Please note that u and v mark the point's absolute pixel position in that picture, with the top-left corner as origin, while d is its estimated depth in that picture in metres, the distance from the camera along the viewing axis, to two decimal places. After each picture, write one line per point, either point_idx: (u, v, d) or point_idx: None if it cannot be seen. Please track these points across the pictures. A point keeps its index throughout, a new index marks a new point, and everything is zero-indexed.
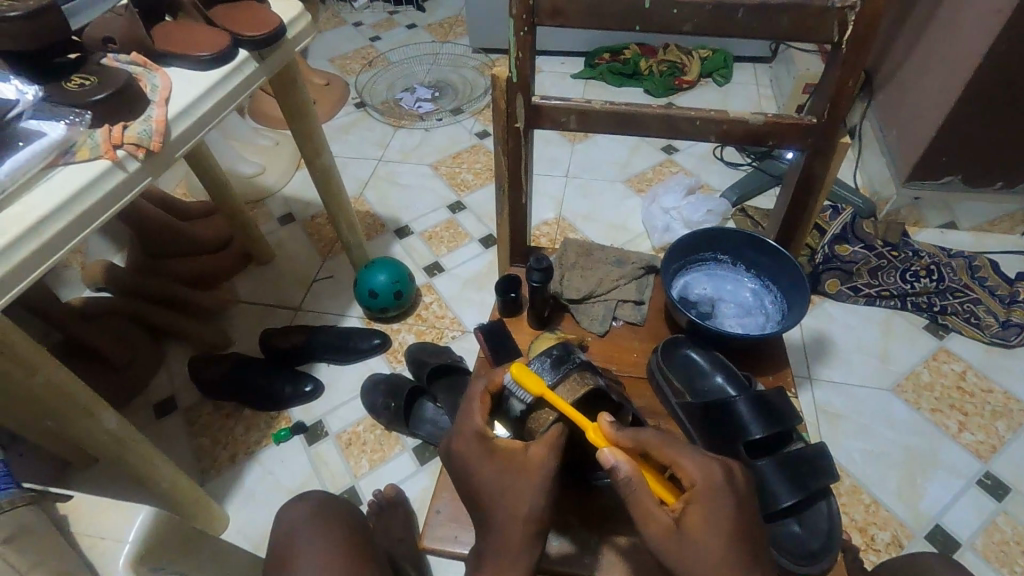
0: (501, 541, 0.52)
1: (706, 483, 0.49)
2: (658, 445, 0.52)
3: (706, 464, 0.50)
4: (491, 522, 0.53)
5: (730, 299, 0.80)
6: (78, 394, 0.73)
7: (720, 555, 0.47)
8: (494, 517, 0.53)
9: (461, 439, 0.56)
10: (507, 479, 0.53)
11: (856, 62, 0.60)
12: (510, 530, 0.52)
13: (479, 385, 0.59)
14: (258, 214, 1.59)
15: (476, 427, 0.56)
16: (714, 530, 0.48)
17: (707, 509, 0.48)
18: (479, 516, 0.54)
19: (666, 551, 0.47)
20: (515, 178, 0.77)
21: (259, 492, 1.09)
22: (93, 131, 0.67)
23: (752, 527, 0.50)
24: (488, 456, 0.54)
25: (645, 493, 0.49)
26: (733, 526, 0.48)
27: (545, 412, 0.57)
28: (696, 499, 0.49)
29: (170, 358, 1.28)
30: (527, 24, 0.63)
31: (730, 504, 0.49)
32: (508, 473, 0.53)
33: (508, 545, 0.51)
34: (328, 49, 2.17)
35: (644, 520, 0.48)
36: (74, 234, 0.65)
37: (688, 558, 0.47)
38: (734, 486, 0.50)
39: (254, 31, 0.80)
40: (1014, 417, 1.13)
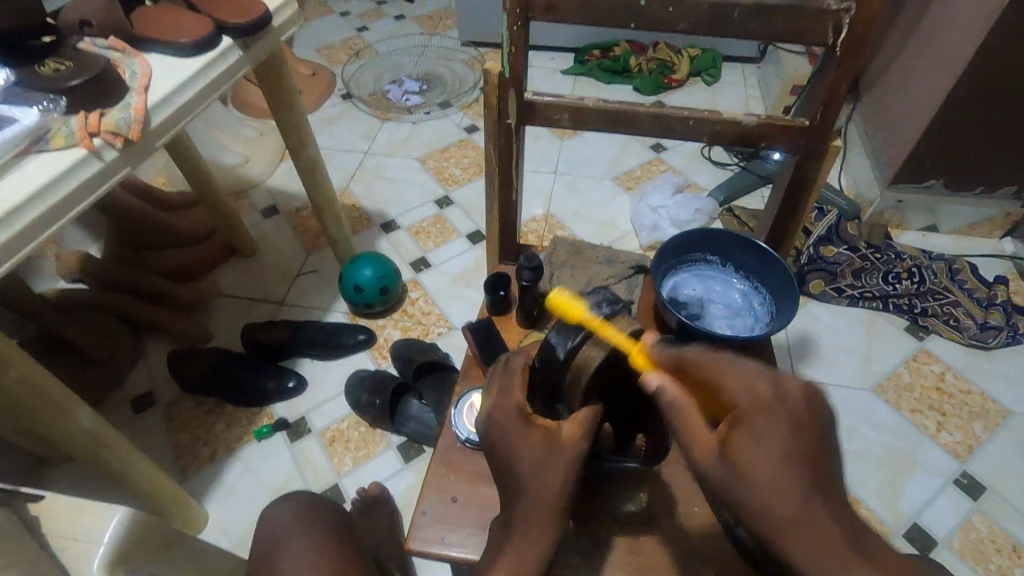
0: (526, 519, 0.49)
1: (752, 400, 0.46)
2: (704, 362, 0.51)
3: (752, 381, 0.47)
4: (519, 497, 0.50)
5: (719, 300, 0.79)
6: (52, 391, 0.71)
7: (777, 474, 0.43)
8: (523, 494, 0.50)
9: (496, 414, 0.53)
10: (540, 457, 0.50)
11: (850, 65, 0.60)
12: (541, 509, 0.49)
13: (522, 358, 0.57)
14: (241, 206, 1.56)
15: (515, 402, 0.53)
16: (767, 452, 0.44)
17: (758, 422, 0.45)
18: (506, 489, 0.51)
19: (719, 475, 0.44)
20: (505, 175, 0.76)
21: (240, 490, 1.07)
22: (68, 118, 0.65)
23: (818, 443, 0.45)
24: (528, 434, 0.51)
25: (693, 410, 0.47)
26: (789, 444, 0.44)
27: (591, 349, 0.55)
28: (745, 418, 0.46)
29: (149, 353, 1.25)
30: (520, 18, 0.62)
31: (784, 422, 0.45)
32: (545, 451, 0.51)
33: (537, 524, 0.49)
34: (314, 39, 2.13)
35: (690, 440, 0.46)
36: (50, 224, 0.63)
37: (742, 478, 0.43)
38: (785, 401, 0.46)
39: (239, 18, 0.77)
40: (990, 418, 1.16)
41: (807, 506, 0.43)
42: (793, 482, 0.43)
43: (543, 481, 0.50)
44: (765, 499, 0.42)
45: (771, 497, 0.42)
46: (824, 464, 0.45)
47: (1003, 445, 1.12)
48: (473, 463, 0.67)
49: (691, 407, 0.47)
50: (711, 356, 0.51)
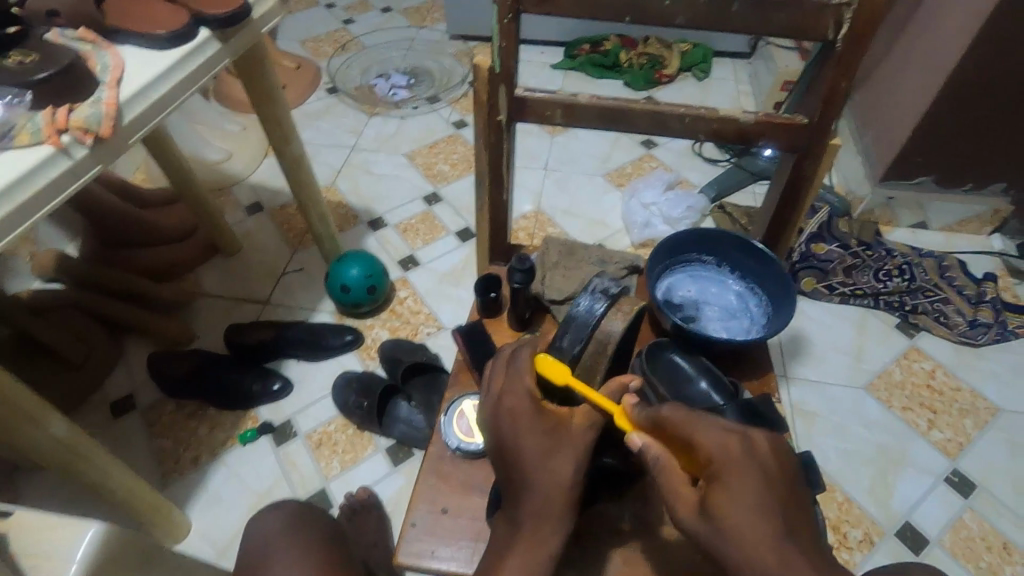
0: (540, 510, 0.48)
1: (724, 456, 0.45)
2: (675, 419, 0.49)
3: (723, 437, 0.46)
4: (531, 486, 0.49)
5: (714, 302, 0.78)
6: (23, 401, 0.67)
7: (759, 534, 0.41)
8: (534, 484, 0.49)
9: (506, 400, 0.52)
10: (551, 444, 0.50)
11: (851, 61, 0.58)
12: (553, 500, 0.49)
13: (528, 354, 0.56)
14: (224, 203, 1.52)
15: (527, 387, 0.53)
16: (745, 509, 0.42)
17: (730, 480, 0.44)
18: (513, 478, 0.50)
19: (701, 533, 0.43)
20: (495, 173, 0.74)
21: (224, 496, 1.05)
22: (35, 114, 0.61)
23: (790, 496, 0.44)
24: (540, 419, 0.51)
25: (674, 470, 0.47)
26: (763, 499, 0.43)
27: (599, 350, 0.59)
28: (718, 479, 0.44)
29: (129, 355, 1.22)
30: (511, 11, 0.59)
31: (757, 479, 0.44)
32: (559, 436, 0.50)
33: (548, 515, 0.48)
34: (299, 31, 2.08)
35: (673, 501, 0.46)
36: (18, 224, 0.60)
37: (721, 540, 0.42)
38: (755, 457, 0.45)
39: (217, 8, 0.74)
40: (980, 415, 1.16)
41: (793, 562, 0.40)
42: (771, 536, 0.41)
43: (557, 469, 0.49)
44: (747, 561, 0.40)
45: (751, 551, 0.40)
46: (799, 520, 0.43)
47: (993, 442, 1.12)
48: (465, 471, 0.65)
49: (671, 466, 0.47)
50: (682, 413, 0.49)
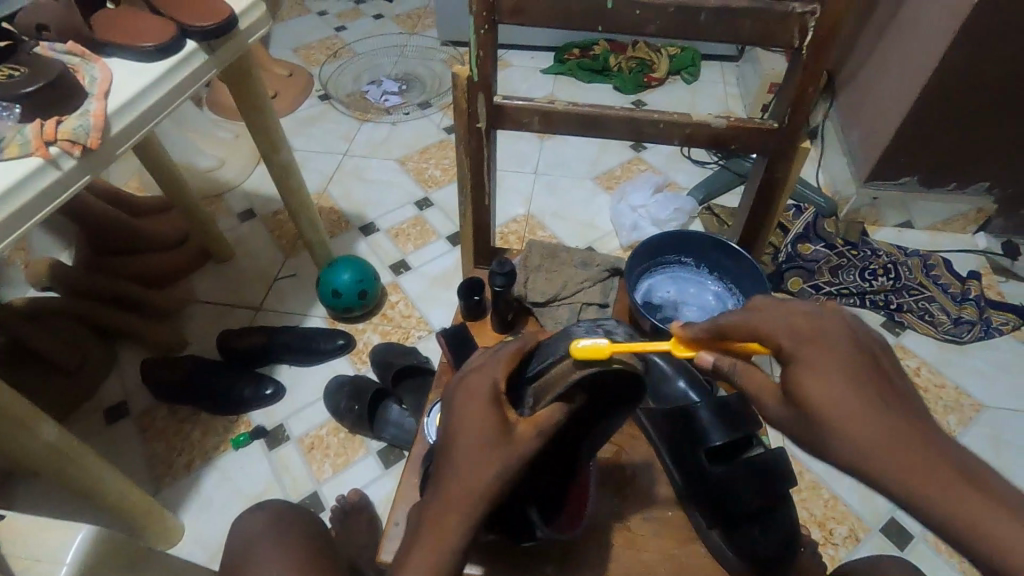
0: (449, 505, 0.46)
1: (800, 337, 0.46)
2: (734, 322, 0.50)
3: (789, 322, 0.47)
4: (451, 478, 0.47)
5: (693, 302, 0.82)
6: (14, 407, 0.68)
7: (854, 411, 0.42)
8: (452, 479, 0.47)
9: (470, 380, 0.51)
10: (486, 438, 0.47)
11: (817, 66, 0.60)
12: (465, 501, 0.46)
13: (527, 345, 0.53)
14: (217, 210, 1.53)
15: (492, 380, 0.50)
16: (833, 389, 0.43)
17: (809, 361, 0.44)
18: (440, 467, 0.48)
19: (791, 421, 0.46)
20: (477, 179, 0.76)
21: (217, 500, 1.06)
22: (24, 126, 0.63)
23: (869, 363, 0.44)
24: (484, 411, 0.48)
25: (749, 371, 0.50)
26: (845, 372, 0.43)
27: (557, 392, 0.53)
28: (795, 362, 0.45)
29: (122, 361, 1.23)
30: (487, 21, 0.61)
31: (837, 355, 0.44)
32: (493, 436, 0.47)
33: (455, 516, 0.46)
34: (292, 39, 2.10)
35: (759, 397, 0.49)
36: (8, 234, 0.61)
37: (818, 427, 0.43)
38: (824, 332, 0.45)
39: (203, 21, 0.76)
40: (964, 411, 1.17)
41: (894, 435, 0.41)
42: (862, 409, 0.42)
43: (478, 469, 0.46)
44: (850, 443, 0.42)
45: (845, 429, 0.42)
46: (887, 386, 0.43)
47: (977, 438, 1.14)
48: None
49: (749, 371, 0.49)
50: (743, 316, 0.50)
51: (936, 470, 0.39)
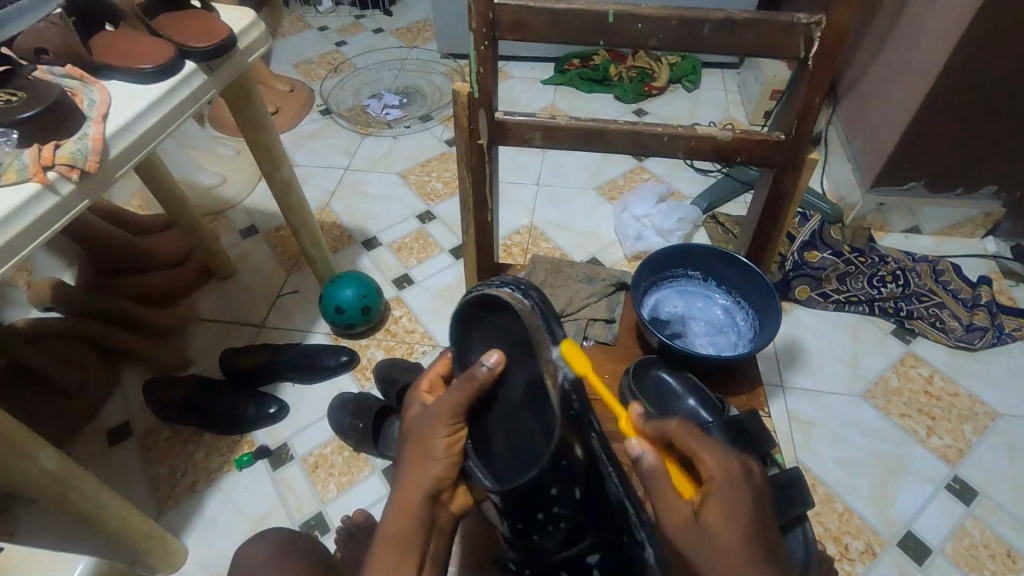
0: (399, 493, 0.55)
1: (726, 472, 0.50)
2: (682, 435, 0.53)
3: (726, 460, 0.51)
4: (404, 467, 0.56)
5: (701, 316, 0.82)
6: (14, 435, 0.67)
7: (743, 546, 0.45)
8: (403, 467, 0.56)
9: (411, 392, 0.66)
10: (414, 426, 0.58)
11: (822, 77, 0.59)
12: (418, 485, 0.55)
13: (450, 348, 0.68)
14: (219, 227, 1.53)
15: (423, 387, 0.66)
16: (734, 526, 0.47)
17: (726, 500, 0.48)
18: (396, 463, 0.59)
19: (687, 541, 0.47)
20: (480, 194, 0.75)
21: (221, 521, 1.04)
22: (21, 151, 0.62)
23: (768, 527, 0.48)
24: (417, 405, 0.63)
25: (670, 483, 0.49)
26: (754, 525, 0.47)
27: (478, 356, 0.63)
28: (716, 491, 0.48)
29: (125, 382, 1.22)
30: (487, 38, 0.61)
31: (748, 498, 0.48)
32: (420, 417, 0.58)
33: (409, 502, 0.54)
34: (292, 54, 2.11)
35: (665, 509, 0.48)
36: (5, 261, 0.61)
37: (706, 546, 0.46)
38: (750, 479, 0.50)
39: (200, 42, 0.76)
40: (979, 420, 1.15)
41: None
42: (753, 562, 0.45)
43: (412, 455, 0.56)
44: (724, 572, 0.45)
45: (733, 565, 0.45)
46: (776, 552, 0.47)
47: (993, 447, 1.12)
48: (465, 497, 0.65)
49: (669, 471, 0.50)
50: (686, 429, 0.53)
51: None
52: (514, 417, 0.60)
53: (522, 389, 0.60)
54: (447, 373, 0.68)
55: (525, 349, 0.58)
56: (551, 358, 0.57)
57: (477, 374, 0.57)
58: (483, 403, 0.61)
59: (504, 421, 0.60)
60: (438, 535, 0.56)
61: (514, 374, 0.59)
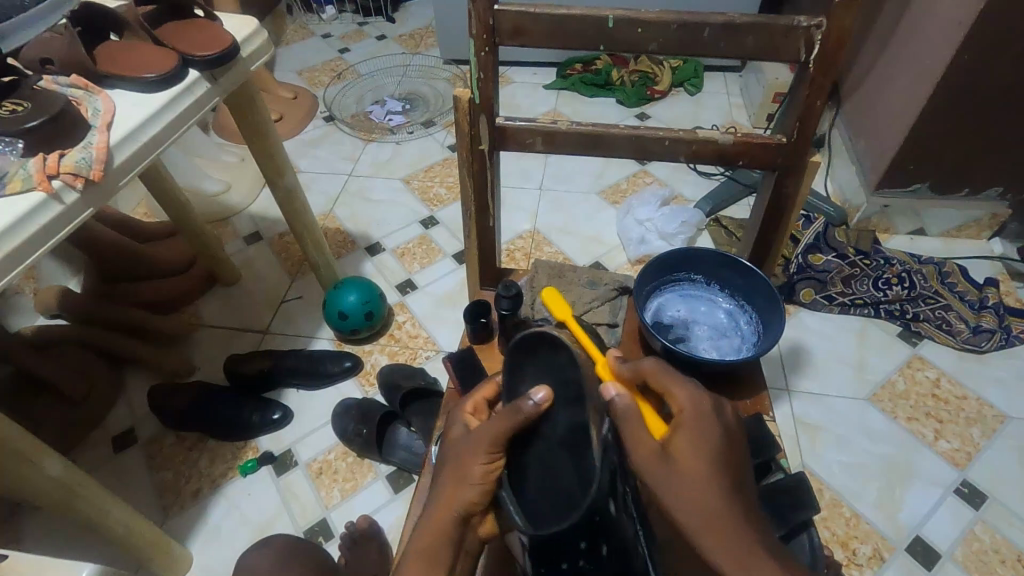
0: (431, 516, 0.54)
1: (695, 408, 0.54)
2: (654, 375, 0.58)
3: (694, 395, 0.55)
4: (440, 483, 0.56)
5: (704, 321, 0.81)
6: (18, 443, 0.68)
7: (702, 470, 0.49)
8: (439, 483, 0.56)
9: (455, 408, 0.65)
10: (457, 449, 0.57)
11: (824, 79, 0.59)
12: (448, 506, 0.54)
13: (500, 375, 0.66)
14: (224, 234, 1.54)
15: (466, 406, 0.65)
16: (700, 453, 0.50)
17: (691, 431, 0.52)
18: (434, 478, 0.58)
19: (653, 470, 0.51)
20: (482, 200, 0.75)
21: (226, 528, 1.05)
22: (27, 161, 0.63)
23: (734, 455, 0.52)
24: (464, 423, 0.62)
25: (640, 418, 0.53)
26: (716, 451, 0.51)
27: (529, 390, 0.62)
28: (683, 425, 0.52)
29: (131, 388, 1.22)
30: (487, 44, 0.61)
31: (716, 430, 0.52)
32: (463, 440, 0.57)
33: (438, 524, 0.53)
34: (296, 62, 2.12)
35: (635, 442, 0.52)
36: (9, 269, 0.61)
37: (670, 474, 0.50)
38: (717, 414, 0.54)
39: (204, 50, 0.76)
40: (987, 423, 1.14)
41: (717, 498, 0.48)
42: (710, 484, 0.49)
43: (452, 477, 0.55)
44: (685, 493, 0.48)
45: (692, 489, 0.48)
46: (741, 480, 0.51)
47: (1003, 451, 1.11)
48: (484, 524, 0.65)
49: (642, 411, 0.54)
50: (660, 370, 0.58)
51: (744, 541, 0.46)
52: (556, 458, 0.59)
53: (565, 430, 0.59)
54: (492, 399, 0.66)
55: (574, 390, 0.61)
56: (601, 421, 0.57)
57: (522, 409, 0.56)
58: (524, 441, 0.60)
59: (548, 461, 0.59)
60: (463, 558, 0.55)
61: (558, 416, 0.60)
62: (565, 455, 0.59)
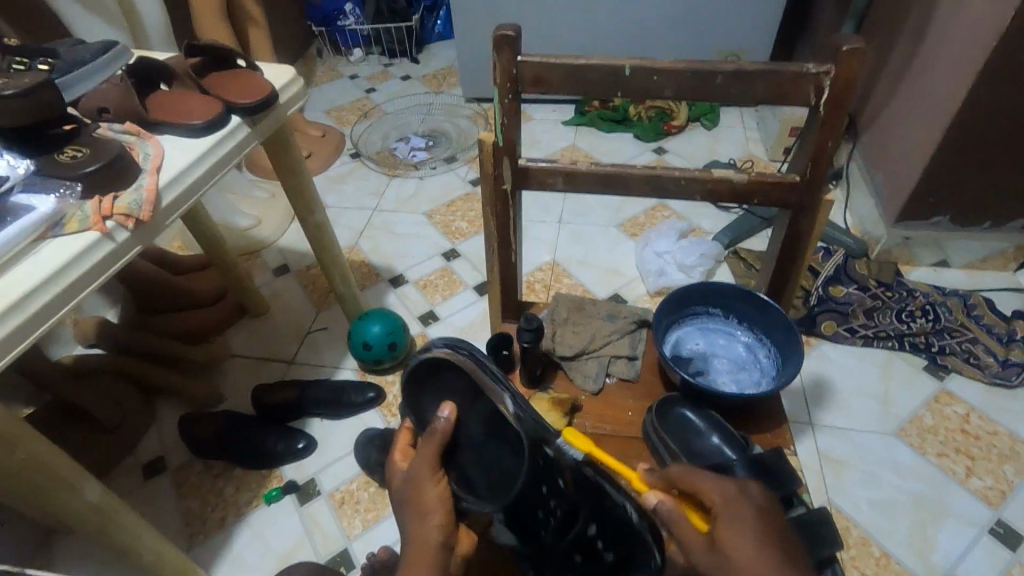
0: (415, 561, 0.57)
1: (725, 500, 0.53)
2: (680, 478, 0.57)
3: (722, 485, 0.55)
4: (407, 524, 0.61)
5: (723, 354, 0.83)
6: (63, 468, 0.71)
7: (760, 565, 0.48)
8: (409, 529, 0.60)
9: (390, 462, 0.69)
10: (409, 492, 0.61)
11: (834, 121, 0.61)
12: (421, 539, 0.59)
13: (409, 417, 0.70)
14: (253, 266, 1.59)
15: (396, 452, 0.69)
16: (746, 541, 0.50)
17: (731, 521, 0.52)
18: (401, 527, 0.62)
19: (713, 571, 0.50)
20: (503, 236, 0.78)
21: (250, 557, 1.06)
22: (83, 203, 0.68)
23: (779, 534, 0.52)
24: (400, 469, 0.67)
25: (687, 522, 0.53)
26: (763, 539, 0.50)
27: (442, 420, 0.63)
28: (722, 515, 0.52)
29: (160, 417, 1.26)
30: (511, 91, 0.65)
31: (749, 513, 0.52)
32: (406, 482, 0.62)
33: (422, 556, 0.57)
34: (324, 102, 2.22)
35: (686, 546, 0.52)
36: (62, 305, 0.65)
37: (728, 572, 0.49)
38: (749, 499, 0.54)
39: (246, 98, 0.82)
40: (1021, 460, 1.11)
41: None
42: (776, 570, 0.48)
43: (416, 520, 0.60)
44: None
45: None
46: (796, 557, 0.50)
47: None
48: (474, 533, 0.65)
49: (682, 514, 0.53)
50: (685, 469, 0.57)
51: None
52: (488, 447, 0.63)
53: (480, 424, 0.63)
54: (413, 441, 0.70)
55: (472, 391, 0.63)
56: (495, 392, 0.62)
57: (436, 429, 0.63)
58: (451, 451, 0.65)
59: (480, 455, 0.64)
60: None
61: (471, 415, 0.64)
62: (494, 444, 0.62)
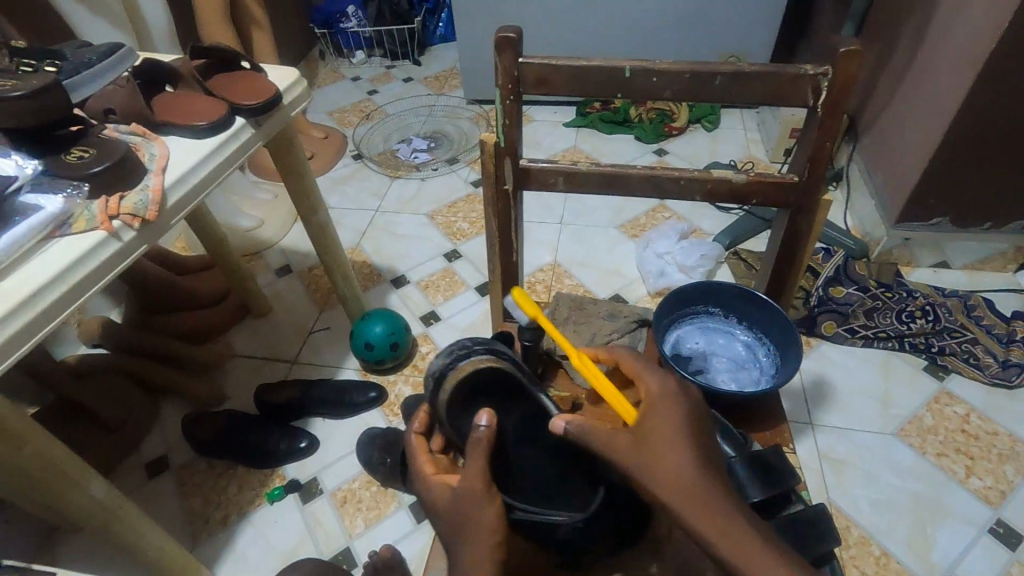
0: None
1: (661, 390, 0.57)
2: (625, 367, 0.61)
3: (660, 382, 0.59)
4: (459, 551, 0.55)
5: (723, 353, 0.84)
6: (68, 465, 0.71)
7: (677, 457, 0.51)
8: (459, 554, 0.55)
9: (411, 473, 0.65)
10: (457, 511, 0.56)
11: (831, 122, 0.61)
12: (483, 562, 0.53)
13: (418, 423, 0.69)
14: (256, 267, 1.60)
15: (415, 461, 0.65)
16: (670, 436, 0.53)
17: (660, 416, 0.55)
18: (450, 554, 0.56)
19: (628, 457, 0.53)
20: (505, 236, 0.79)
21: (252, 556, 1.07)
22: (90, 203, 0.69)
23: (704, 436, 0.55)
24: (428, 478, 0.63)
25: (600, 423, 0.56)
26: (685, 437, 0.53)
27: (482, 429, 0.58)
28: (652, 408, 0.56)
29: (164, 417, 1.27)
30: (512, 93, 0.66)
31: (678, 408, 0.56)
32: (452, 499, 0.57)
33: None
34: (327, 104, 2.23)
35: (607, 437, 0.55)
36: (68, 304, 0.66)
37: (643, 459, 0.52)
38: (686, 399, 0.57)
39: (250, 99, 0.83)
40: (1021, 460, 1.11)
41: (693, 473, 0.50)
42: (687, 463, 0.51)
43: (467, 543, 0.55)
44: (663, 478, 0.50)
45: (668, 471, 0.50)
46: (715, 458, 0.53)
47: None
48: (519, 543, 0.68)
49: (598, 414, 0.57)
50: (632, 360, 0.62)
51: (727, 510, 0.49)
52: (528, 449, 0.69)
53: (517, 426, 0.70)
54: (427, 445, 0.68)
55: (507, 397, 0.70)
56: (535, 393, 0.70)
57: (480, 437, 0.58)
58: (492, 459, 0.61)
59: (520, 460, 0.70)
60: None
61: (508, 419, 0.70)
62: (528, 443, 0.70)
